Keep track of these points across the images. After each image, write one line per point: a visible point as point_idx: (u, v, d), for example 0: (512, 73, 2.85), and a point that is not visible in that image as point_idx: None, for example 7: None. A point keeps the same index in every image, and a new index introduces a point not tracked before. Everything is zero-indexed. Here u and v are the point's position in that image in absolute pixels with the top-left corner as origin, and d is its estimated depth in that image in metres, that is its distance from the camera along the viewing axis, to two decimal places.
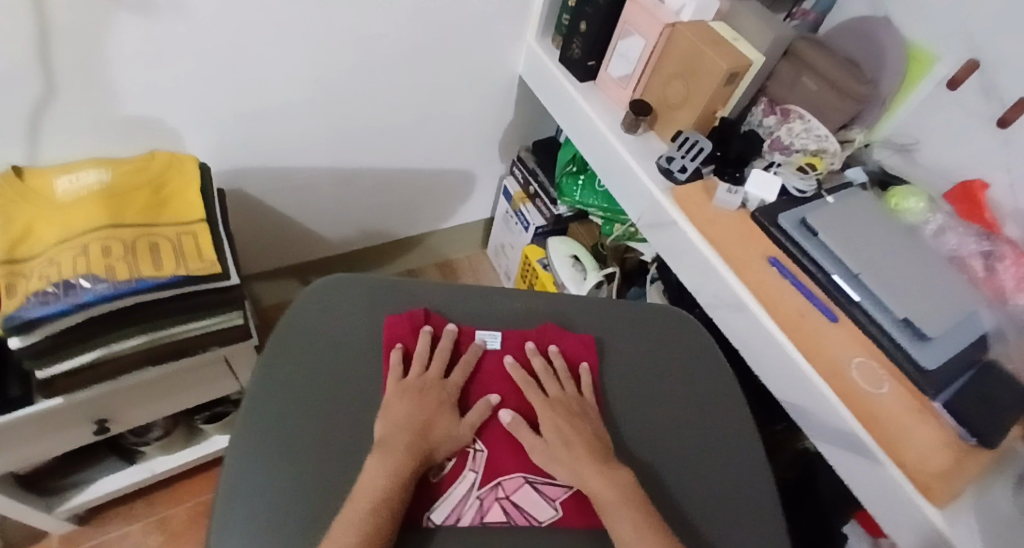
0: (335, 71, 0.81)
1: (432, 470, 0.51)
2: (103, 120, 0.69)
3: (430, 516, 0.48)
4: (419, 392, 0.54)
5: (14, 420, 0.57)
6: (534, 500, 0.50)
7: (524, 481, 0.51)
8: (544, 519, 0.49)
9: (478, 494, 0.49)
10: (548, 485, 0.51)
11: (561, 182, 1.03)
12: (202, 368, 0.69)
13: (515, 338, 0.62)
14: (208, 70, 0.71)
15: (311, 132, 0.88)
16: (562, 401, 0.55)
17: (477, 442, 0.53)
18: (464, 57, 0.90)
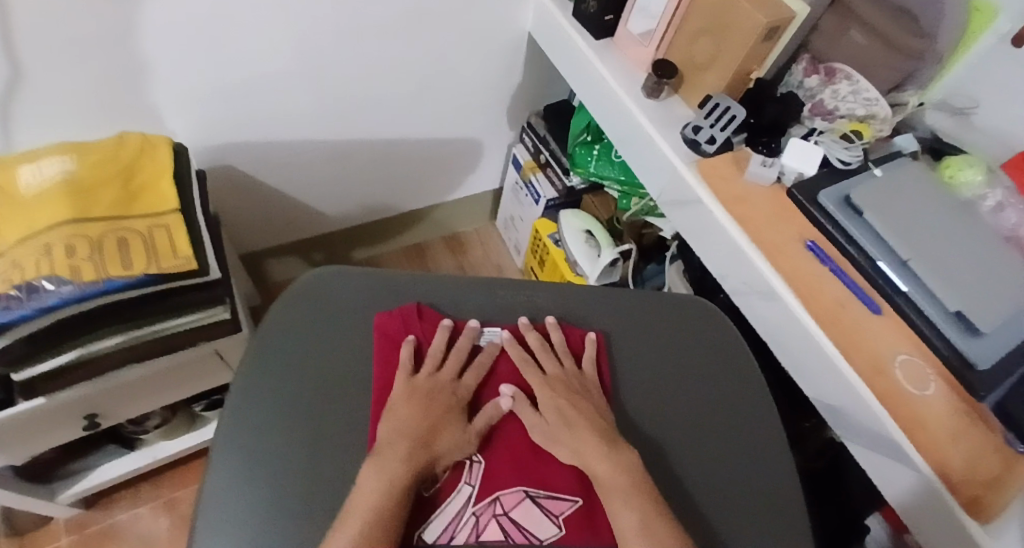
0: (322, 38, 0.73)
1: (424, 483, 0.46)
2: (77, 108, 0.63)
3: (420, 536, 0.43)
4: (428, 392, 0.50)
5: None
6: (535, 516, 0.44)
7: (525, 495, 0.45)
8: (547, 538, 0.43)
9: (473, 510, 0.44)
10: (551, 500, 0.45)
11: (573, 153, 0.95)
12: (196, 362, 0.65)
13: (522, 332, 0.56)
14: (179, 42, 0.64)
15: (301, 105, 0.81)
16: (562, 380, 0.52)
17: (474, 451, 0.48)
18: (465, 14, 0.82)
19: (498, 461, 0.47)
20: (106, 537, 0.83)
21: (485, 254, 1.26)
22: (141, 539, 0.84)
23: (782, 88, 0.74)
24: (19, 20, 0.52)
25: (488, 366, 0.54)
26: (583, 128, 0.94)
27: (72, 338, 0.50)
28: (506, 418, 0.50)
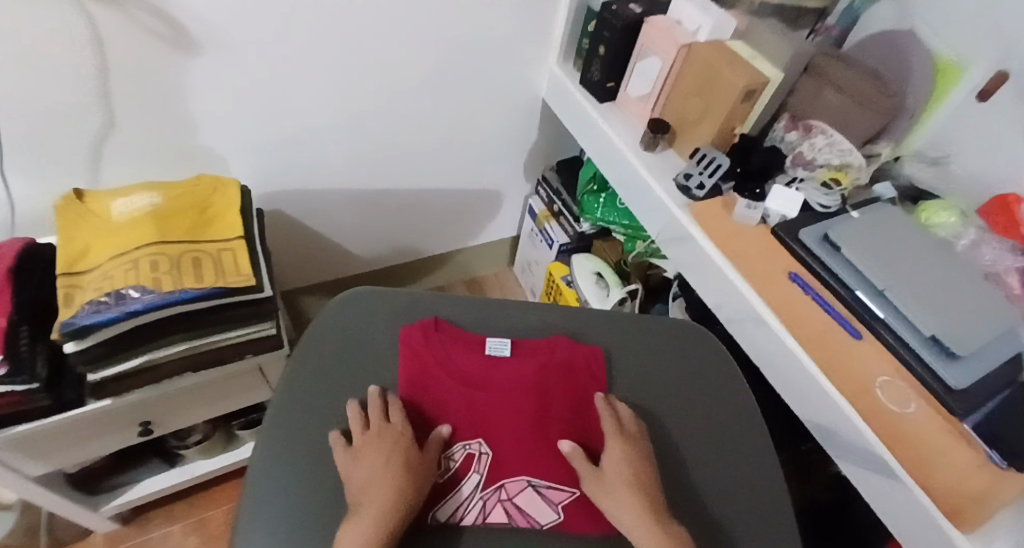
0: (363, 100, 0.86)
1: (439, 470, 0.52)
2: (156, 152, 0.76)
3: (434, 516, 0.50)
4: (370, 443, 0.51)
5: (67, 418, 0.62)
6: (536, 503, 0.51)
7: (528, 484, 0.52)
8: (547, 523, 0.50)
9: (482, 495, 0.51)
10: (551, 489, 0.52)
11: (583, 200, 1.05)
12: (241, 377, 0.73)
13: (526, 347, 0.63)
14: (248, 102, 0.77)
15: (342, 157, 0.93)
16: (625, 435, 0.53)
17: (483, 443, 0.54)
18: (486, 81, 0.94)
19: (504, 456, 0.53)
20: None
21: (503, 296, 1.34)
22: None
23: (768, 142, 0.83)
24: (117, 75, 0.65)
25: (444, 356, 0.60)
26: (589, 178, 1.05)
27: (146, 344, 0.59)
28: (517, 417, 0.55)
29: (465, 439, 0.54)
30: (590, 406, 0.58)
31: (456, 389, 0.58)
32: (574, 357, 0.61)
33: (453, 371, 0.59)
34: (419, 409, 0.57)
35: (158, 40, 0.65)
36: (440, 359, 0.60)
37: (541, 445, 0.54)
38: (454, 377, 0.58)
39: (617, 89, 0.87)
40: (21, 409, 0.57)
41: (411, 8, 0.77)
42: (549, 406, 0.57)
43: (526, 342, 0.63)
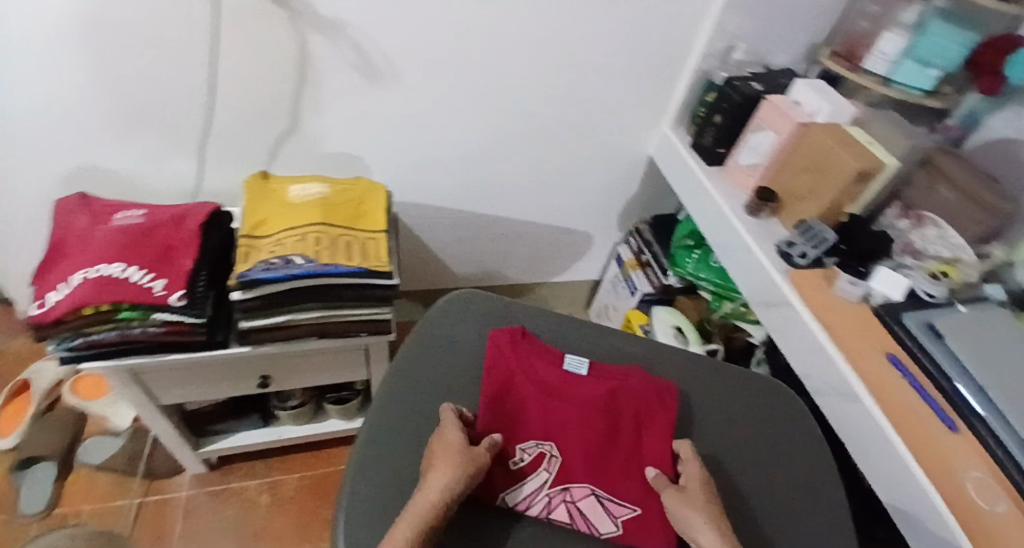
0: (492, 134, 0.97)
1: (512, 458, 0.58)
2: (317, 150, 0.89)
3: (503, 498, 0.55)
4: (437, 443, 0.55)
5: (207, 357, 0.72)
6: (598, 513, 0.55)
7: (592, 493, 0.56)
8: (605, 533, 0.54)
9: (548, 492, 0.56)
10: (613, 504, 0.56)
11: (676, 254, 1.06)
12: (348, 353, 0.84)
13: (601, 369, 0.66)
14: (400, 122, 0.89)
15: (462, 181, 1.04)
16: (694, 480, 0.54)
17: (555, 446, 0.58)
18: (601, 134, 1.03)
19: (572, 460, 0.58)
20: (219, 496, 0.98)
21: None
22: (245, 508, 0.98)
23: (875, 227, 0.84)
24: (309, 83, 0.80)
25: (524, 363, 0.64)
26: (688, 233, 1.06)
27: (289, 303, 0.69)
28: (586, 431, 0.59)
29: (538, 437, 0.59)
30: (655, 430, 0.60)
31: (535, 396, 0.61)
32: (645, 386, 0.62)
33: (536, 378, 0.62)
34: (500, 407, 0.60)
35: (345, 62, 0.79)
36: (524, 366, 0.63)
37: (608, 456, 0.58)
38: (535, 384, 0.62)
39: (727, 156, 0.92)
40: (183, 338, 0.68)
41: (549, 63, 0.88)
42: (619, 427, 0.60)
43: (606, 367, 0.66)
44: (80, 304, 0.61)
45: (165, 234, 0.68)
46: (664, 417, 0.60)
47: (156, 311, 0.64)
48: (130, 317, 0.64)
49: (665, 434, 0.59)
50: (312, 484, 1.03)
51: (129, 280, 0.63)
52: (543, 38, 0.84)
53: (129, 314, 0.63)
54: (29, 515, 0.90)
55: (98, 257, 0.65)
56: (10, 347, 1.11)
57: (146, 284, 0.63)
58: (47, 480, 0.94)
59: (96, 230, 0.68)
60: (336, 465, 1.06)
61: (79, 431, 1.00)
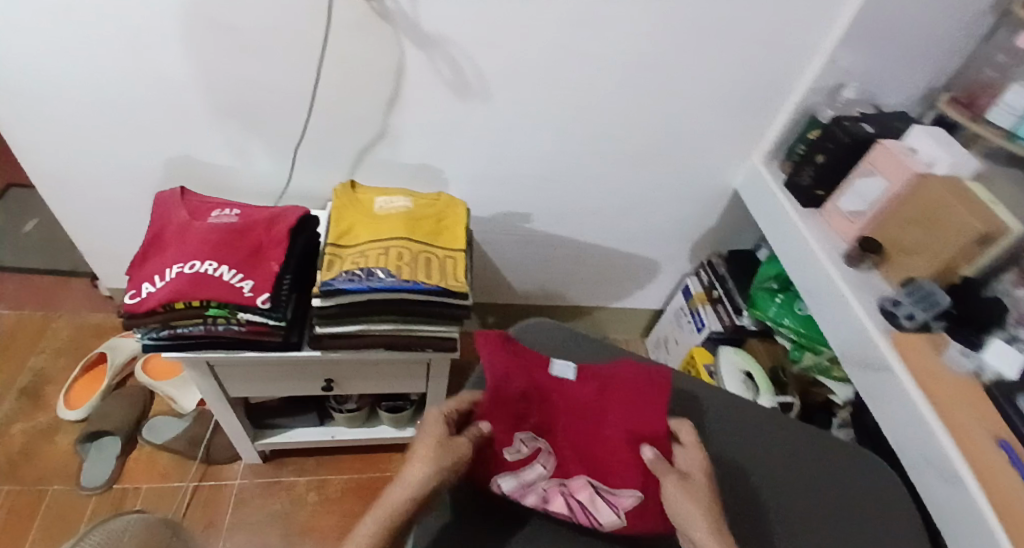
0: (575, 156, 0.95)
1: (509, 449, 0.56)
2: (404, 159, 0.90)
3: (499, 484, 0.54)
4: (423, 428, 0.53)
5: (277, 356, 0.73)
6: (597, 502, 0.54)
7: (590, 484, 0.55)
8: (607, 524, 0.53)
9: (544, 484, 0.55)
10: (612, 493, 0.55)
11: (755, 295, 0.97)
12: (410, 366, 0.83)
13: (591, 369, 0.63)
14: (484, 138, 0.89)
15: (536, 201, 1.02)
16: (693, 474, 0.53)
17: (545, 440, 0.58)
18: (685, 164, 1.00)
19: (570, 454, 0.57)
20: (270, 488, 1.00)
21: None
22: (293, 504, 0.99)
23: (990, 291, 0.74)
24: (404, 97, 0.81)
25: (516, 358, 0.60)
26: (771, 275, 0.96)
27: (366, 316, 0.69)
28: (573, 426, 0.59)
29: (532, 432, 0.58)
30: (642, 409, 0.57)
31: (529, 393, 0.58)
32: (635, 374, 0.60)
33: (530, 376, 0.59)
34: (498, 397, 0.56)
35: (441, 79, 0.79)
36: (519, 363, 0.59)
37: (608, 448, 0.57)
38: (531, 378, 0.59)
39: (826, 200, 0.87)
40: (262, 338, 0.69)
41: (643, 88, 0.86)
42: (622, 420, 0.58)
43: (595, 366, 0.63)
44: (172, 297, 0.63)
45: (257, 235, 0.69)
46: (654, 398, 0.58)
47: (241, 311, 0.65)
48: (217, 314, 0.65)
49: (657, 410, 0.57)
50: (358, 488, 1.03)
51: (219, 278, 0.65)
52: (641, 64, 0.82)
53: (216, 312, 0.65)
54: (91, 488, 0.94)
55: (195, 253, 0.67)
56: (95, 318, 1.17)
57: (236, 284, 0.65)
58: (110, 455, 0.98)
59: (192, 224, 0.70)
60: (383, 471, 1.06)
61: (146, 409, 1.04)
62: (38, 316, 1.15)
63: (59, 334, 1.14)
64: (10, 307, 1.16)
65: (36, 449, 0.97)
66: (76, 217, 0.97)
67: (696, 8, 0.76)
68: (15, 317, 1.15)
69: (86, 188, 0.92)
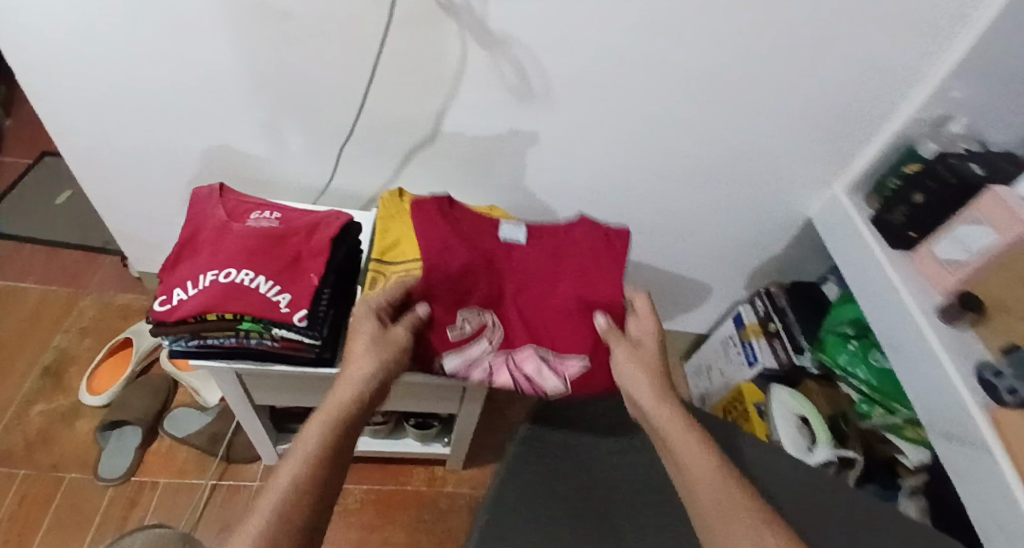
0: (640, 171, 0.88)
1: (455, 329, 0.64)
2: (457, 160, 0.84)
3: (443, 366, 0.63)
4: (354, 317, 0.56)
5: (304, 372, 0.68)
6: (542, 373, 0.63)
7: (536, 355, 0.64)
8: (552, 392, 0.63)
9: (490, 358, 0.64)
10: (557, 361, 0.64)
11: (826, 339, 0.90)
12: (444, 389, 0.77)
13: (535, 238, 0.73)
14: (544, 145, 0.82)
15: (590, 214, 0.95)
16: (639, 341, 0.60)
17: (496, 318, 0.66)
18: (756, 188, 0.91)
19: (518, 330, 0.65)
20: None
21: None
22: None
23: None
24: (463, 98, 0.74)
25: (443, 217, 0.70)
26: (846, 321, 0.87)
27: None
28: (511, 306, 0.67)
29: (478, 308, 0.66)
30: (595, 280, 0.68)
31: (471, 267, 0.65)
32: (591, 238, 0.72)
33: (473, 246, 0.68)
34: (446, 276, 0.64)
35: (503, 83, 0.73)
36: (451, 227, 0.69)
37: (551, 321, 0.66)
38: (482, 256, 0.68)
39: (919, 243, 0.78)
40: (296, 354, 0.64)
41: (724, 106, 0.78)
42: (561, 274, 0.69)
43: (537, 233, 0.74)
44: (204, 308, 0.58)
45: (297, 244, 0.64)
46: (609, 252, 0.70)
47: (276, 327, 0.60)
48: (250, 328, 0.60)
49: (610, 286, 0.66)
50: (378, 500, 1.00)
51: (256, 290, 0.60)
52: (727, 80, 0.74)
53: (250, 326, 0.60)
54: (109, 480, 0.91)
55: (231, 260, 0.61)
56: (121, 299, 1.14)
57: (272, 298, 0.60)
58: (130, 446, 0.96)
59: (230, 227, 0.65)
60: (403, 485, 1.02)
61: (169, 399, 1.01)
62: (65, 293, 1.13)
63: (84, 314, 1.11)
64: (38, 282, 1.14)
65: (56, 434, 0.95)
66: (109, 199, 0.93)
67: (800, 23, 0.67)
68: (43, 293, 1.12)
69: (121, 171, 0.88)
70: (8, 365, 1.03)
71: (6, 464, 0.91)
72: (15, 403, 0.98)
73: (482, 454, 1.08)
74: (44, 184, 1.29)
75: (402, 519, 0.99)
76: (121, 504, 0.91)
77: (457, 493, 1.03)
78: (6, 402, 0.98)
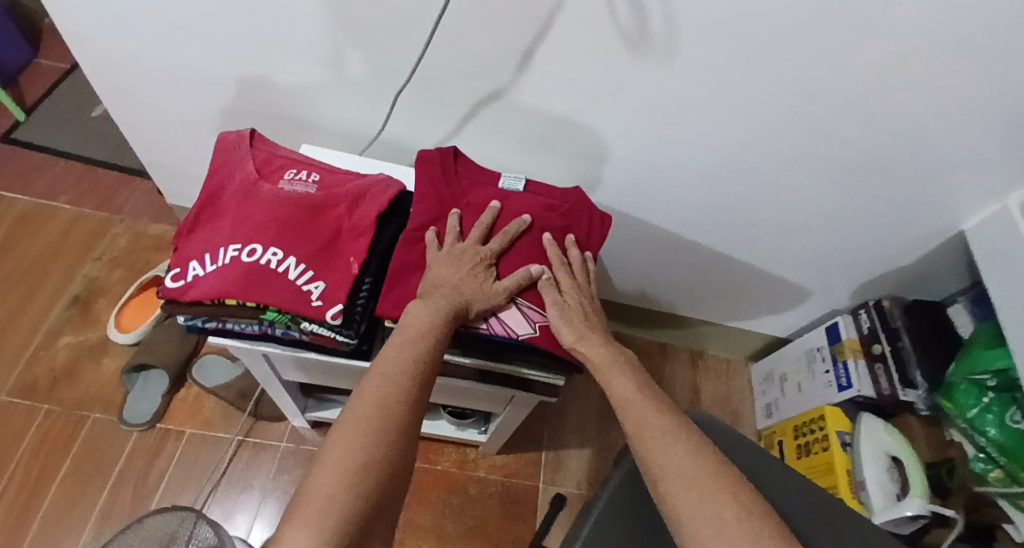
0: (758, 155, 0.70)
1: None
2: (538, 117, 0.69)
3: None
4: (455, 256, 0.50)
5: (335, 362, 0.59)
6: (517, 318, 0.51)
7: (514, 303, 0.52)
8: (521, 335, 0.51)
9: None
10: (535, 311, 0.52)
11: (954, 383, 0.75)
12: (491, 393, 0.67)
13: (540, 187, 0.60)
14: (646, 111, 0.66)
15: (685, 197, 0.80)
16: (580, 300, 0.52)
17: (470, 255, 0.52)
18: (904, 188, 0.72)
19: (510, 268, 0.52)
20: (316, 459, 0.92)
21: (721, 390, 1.14)
22: None
23: None
24: (557, 39, 0.58)
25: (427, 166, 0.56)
26: (991, 368, 0.71)
27: (460, 350, 0.54)
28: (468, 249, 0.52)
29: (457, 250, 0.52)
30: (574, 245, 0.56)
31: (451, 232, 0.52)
32: (582, 204, 0.59)
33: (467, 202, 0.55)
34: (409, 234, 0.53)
35: (614, 27, 0.56)
36: (455, 189, 0.56)
37: (526, 259, 0.53)
38: (467, 205, 0.55)
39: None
40: (329, 346, 0.54)
41: (898, 86, 0.58)
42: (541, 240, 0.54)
43: (543, 184, 0.60)
44: (221, 293, 0.48)
45: (335, 220, 0.53)
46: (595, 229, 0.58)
47: (307, 320, 0.50)
48: (275, 319, 0.50)
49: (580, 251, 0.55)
50: None
51: (284, 275, 0.49)
52: (926, 46, 0.54)
53: (275, 316, 0.50)
54: (132, 425, 0.88)
55: (256, 234, 0.50)
56: (154, 229, 1.07)
57: (302, 286, 0.49)
58: (155, 390, 0.92)
59: (256, 189, 0.53)
60: (432, 464, 0.96)
61: (198, 346, 0.96)
62: (98, 217, 1.07)
63: (115, 241, 1.05)
64: (70, 202, 1.08)
65: (81, 370, 0.92)
66: (139, 123, 0.83)
67: None
68: (73, 213, 1.07)
69: (146, 94, 0.77)
70: (38, 289, 0.99)
71: (30, 396, 0.89)
72: (43, 329, 0.95)
73: (518, 441, 1.00)
74: (81, 91, 1.21)
75: (429, 501, 0.93)
76: (145, 451, 0.88)
77: (489, 478, 0.96)
78: (34, 328, 0.95)
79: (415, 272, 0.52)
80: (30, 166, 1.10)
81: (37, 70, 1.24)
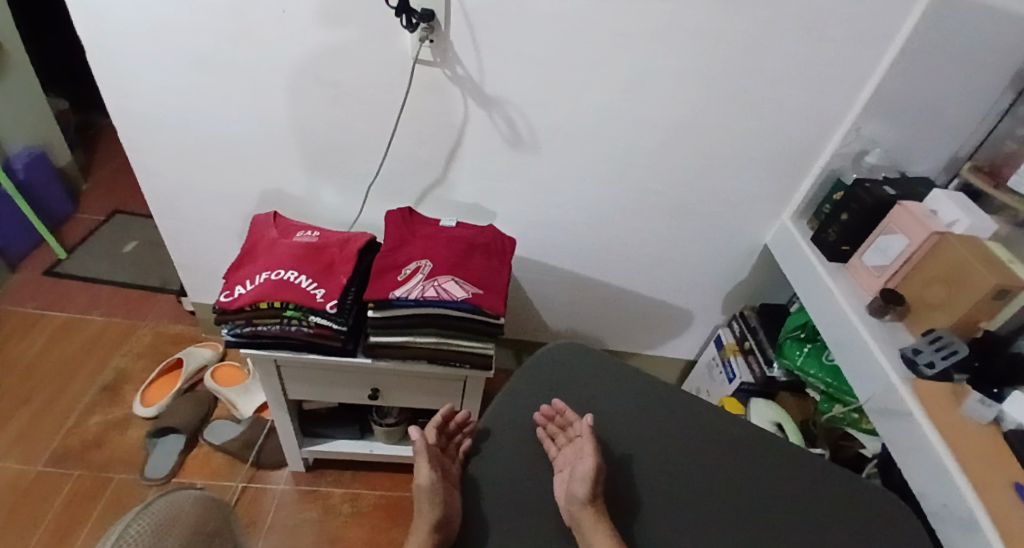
0: (613, 210, 1.04)
1: (400, 274, 0.79)
2: (463, 197, 1.03)
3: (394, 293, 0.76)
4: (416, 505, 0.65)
5: (324, 360, 0.81)
6: (454, 287, 0.77)
7: (452, 279, 0.78)
8: (459, 297, 0.76)
9: (422, 283, 0.77)
10: (465, 284, 0.78)
11: (783, 343, 1.05)
12: (447, 382, 0.89)
13: (468, 226, 0.91)
14: (530, 187, 1.01)
15: (575, 248, 1.12)
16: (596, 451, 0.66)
17: (424, 260, 0.80)
18: (716, 221, 1.07)
19: (447, 263, 0.80)
20: (310, 495, 1.07)
21: None
22: (325, 512, 1.05)
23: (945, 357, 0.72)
24: (465, 143, 0.94)
25: (391, 221, 0.88)
26: (798, 325, 1.04)
27: (414, 327, 0.77)
28: (423, 259, 0.81)
29: (415, 260, 0.81)
30: (493, 253, 0.85)
31: (411, 253, 0.82)
32: (493, 233, 0.89)
33: (417, 235, 0.86)
34: (384, 254, 0.82)
35: (498, 134, 0.93)
36: (409, 231, 0.87)
37: (459, 258, 0.81)
38: (416, 236, 0.86)
39: (861, 269, 0.90)
40: (325, 343, 0.77)
41: (676, 153, 0.95)
42: (469, 249, 0.84)
43: (469, 225, 0.92)
44: (259, 297, 0.75)
45: (331, 254, 0.81)
46: (505, 244, 0.88)
47: (313, 314, 0.76)
48: (292, 315, 0.76)
49: (496, 256, 0.85)
50: (387, 504, 1.08)
51: (299, 285, 0.76)
52: (679, 127, 0.91)
53: (292, 313, 0.76)
54: (151, 479, 1.04)
55: (281, 264, 0.79)
56: (173, 328, 1.32)
57: (311, 291, 0.76)
58: (172, 449, 1.09)
59: (280, 242, 0.83)
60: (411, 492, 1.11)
61: (208, 412, 1.15)
62: (126, 324, 1.32)
63: (141, 340, 1.29)
64: (103, 314, 1.33)
65: (108, 440, 1.10)
66: (179, 236, 1.13)
67: (721, 85, 0.85)
68: (105, 322, 1.31)
69: (189, 212, 1.09)
70: (74, 380, 1.19)
71: (63, 464, 1.05)
72: (77, 411, 1.14)
73: None
74: (114, 234, 1.53)
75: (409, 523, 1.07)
76: None
77: None
78: (71, 408, 1.14)
79: (386, 274, 0.79)
80: (72, 290, 1.37)
81: (76, 220, 1.56)
